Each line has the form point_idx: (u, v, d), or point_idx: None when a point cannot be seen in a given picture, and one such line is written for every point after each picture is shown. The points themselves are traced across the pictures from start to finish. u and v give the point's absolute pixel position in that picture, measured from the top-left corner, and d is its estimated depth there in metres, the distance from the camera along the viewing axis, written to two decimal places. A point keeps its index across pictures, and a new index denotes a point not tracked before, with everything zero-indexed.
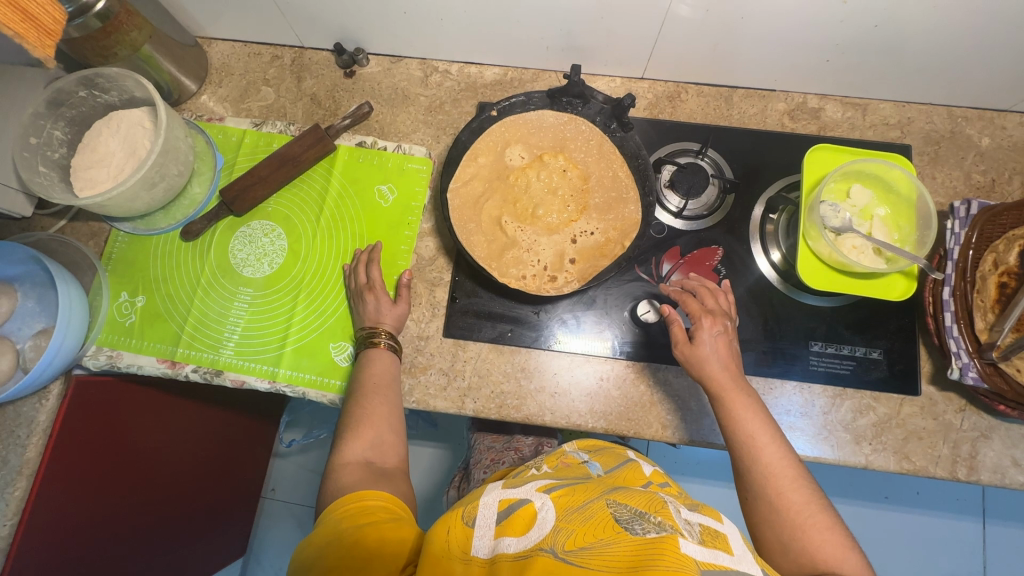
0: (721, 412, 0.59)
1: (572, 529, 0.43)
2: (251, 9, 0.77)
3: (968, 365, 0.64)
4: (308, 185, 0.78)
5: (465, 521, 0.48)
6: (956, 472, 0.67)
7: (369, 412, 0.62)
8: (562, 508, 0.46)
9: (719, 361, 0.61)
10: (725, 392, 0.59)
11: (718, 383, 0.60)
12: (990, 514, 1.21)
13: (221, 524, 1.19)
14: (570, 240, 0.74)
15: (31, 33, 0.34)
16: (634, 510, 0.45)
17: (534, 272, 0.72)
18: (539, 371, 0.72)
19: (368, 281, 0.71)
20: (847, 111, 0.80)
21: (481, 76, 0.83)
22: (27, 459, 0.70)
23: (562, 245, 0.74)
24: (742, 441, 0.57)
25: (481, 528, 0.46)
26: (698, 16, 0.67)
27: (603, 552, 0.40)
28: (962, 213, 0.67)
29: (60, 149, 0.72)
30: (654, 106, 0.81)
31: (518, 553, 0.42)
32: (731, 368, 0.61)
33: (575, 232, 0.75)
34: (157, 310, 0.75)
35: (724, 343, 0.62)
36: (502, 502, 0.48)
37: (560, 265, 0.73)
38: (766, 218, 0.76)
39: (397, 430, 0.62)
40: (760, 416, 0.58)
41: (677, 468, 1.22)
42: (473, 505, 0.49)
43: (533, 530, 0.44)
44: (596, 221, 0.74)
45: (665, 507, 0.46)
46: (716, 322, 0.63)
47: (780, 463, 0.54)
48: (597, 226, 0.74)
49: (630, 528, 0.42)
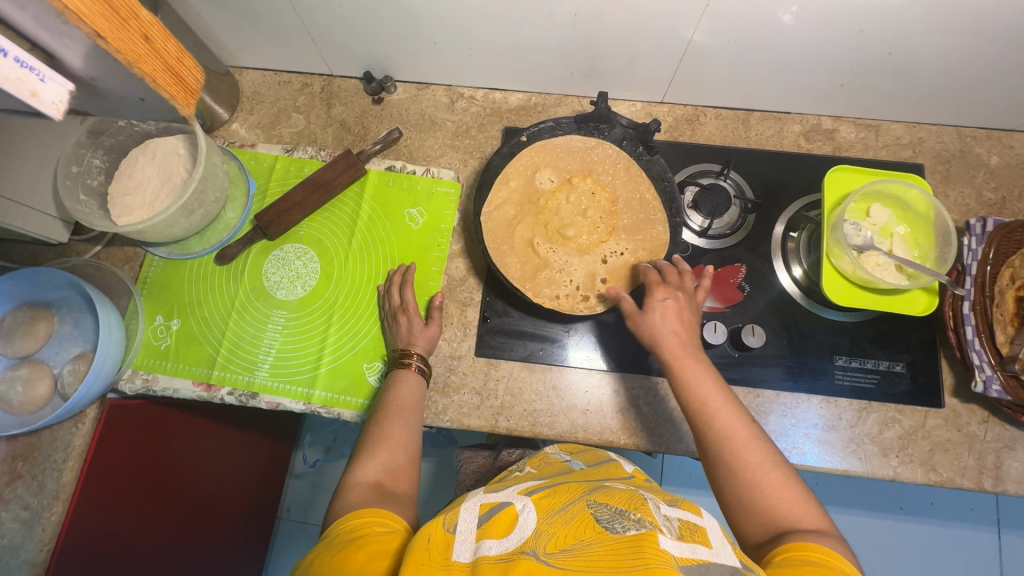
0: (679, 381, 0.59)
1: (554, 531, 0.44)
2: (284, 40, 0.79)
3: (992, 378, 0.65)
4: (339, 209, 0.80)
5: (447, 527, 0.46)
6: (983, 483, 0.68)
7: (387, 434, 0.62)
8: (543, 510, 0.48)
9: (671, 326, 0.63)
10: (678, 359, 0.61)
11: (670, 348, 0.62)
12: (1006, 523, 1.22)
13: (242, 546, 1.18)
14: (601, 261, 0.76)
15: (181, 94, 0.40)
16: (614, 510, 0.47)
17: (567, 293, 0.74)
18: (570, 389, 0.73)
19: (402, 302, 0.73)
20: (860, 132, 0.83)
21: (506, 101, 0.86)
22: (64, 484, 0.71)
23: (592, 267, 0.76)
24: (698, 404, 0.57)
25: (461, 533, 0.45)
26: (720, 44, 0.70)
27: (583, 552, 0.41)
28: (979, 231, 0.69)
29: (98, 177, 0.74)
30: (675, 128, 0.83)
31: (501, 555, 0.41)
32: (681, 335, 0.62)
33: (604, 254, 0.76)
34: (191, 333, 0.77)
35: (682, 310, 0.64)
36: (483, 507, 0.49)
37: (591, 284, 0.75)
38: (787, 236, 0.78)
39: (411, 457, 0.62)
40: (709, 378, 0.59)
41: (693, 480, 1.26)
42: (454, 512, 0.49)
43: (514, 533, 0.44)
44: (624, 243, 0.76)
45: (643, 504, 0.48)
46: (667, 293, 0.66)
47: (734, 424, 0.55)
48: (625, 248, 0.76)
49: (610, 528, 0.43)
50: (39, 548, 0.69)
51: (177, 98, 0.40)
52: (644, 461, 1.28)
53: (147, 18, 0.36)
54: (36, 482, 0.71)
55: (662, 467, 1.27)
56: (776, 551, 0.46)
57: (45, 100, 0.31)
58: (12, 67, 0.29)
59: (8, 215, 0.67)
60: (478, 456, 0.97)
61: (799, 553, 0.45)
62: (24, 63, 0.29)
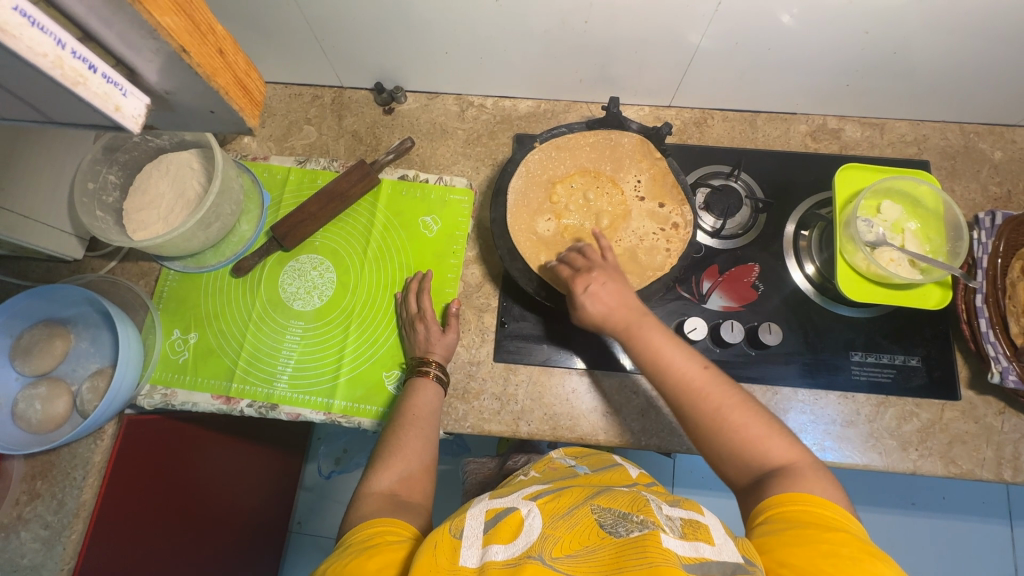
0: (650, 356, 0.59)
1: (560, 536, 0.44)
2: (296, 53, 0.80)
3: (1008, 368, 0.66)
4: (354, 219, 0.81)
5: (453, 533, 0.46)
6: (1002, 473, 0.69)
7: (402, 445, 0.62)
8: (548, 515, 0.47)
9: (619, 307, 0.62)
10: (638, 327, 0.61)
11: (625, 327, 0.62)
12: (1017, 516, 1.22)
13: (256, 561, 1.17)
14: (635, 197, 0.76)
15: (249, 106, 0.39)
16: (617, 514, 0.47)
17: (652, 236, 0.74)
18: (589, 392, 0.73)
19: (419, 310, 0.73)
20: (866, 131, 0.84)
21: (516, 109, 0.87)
22: (84, 501, 0.70)
23: (647, 208, 0.75)
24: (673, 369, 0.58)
25: (468, 538, 0.45)
26: (727, 48, 0.71)
27: (588, 559, 0.41)
28: (988, 224, 0.71)
29: (113, 193, 0.74)
30: (683, 131, 0.85)
31: (507, 561, 0.40)
32: (624, 313, 0.62)
33: (631, 193, 0.76)
34: (209, 346, 0.77)
35: (606, 286, 0.63)
36: (489, 512, 0.49)
37: (660, 217, 0.75)
38: (798, 235, 0.79)
39: (427, 467, 0.62)
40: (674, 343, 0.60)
41: (705, 482, 1.26)
42: (461, 519, 0.48)
43: (520, 538, 0.43)
44: (635, 175, 0.76)
45: (646, 506, 0.48)
46: (585, 280, 0.64)
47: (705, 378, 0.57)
48: (644, 177, 0.76)
49: (614, 532, 0.43)
50: (62, 567, 0.68)
51: (246, 111, 0.40)
52: (655, 463, 1.28)
53: (222, 33, 0.36)
54: (56, 500, 0.71)
55: (674, 469, 1.27)
56: (772, 501, 0.48)
57: (126, 114, 0.32)
58: (100, 83, 0.30)
59: (25, 232, 0.67)
60: (485, 465, 0.96)
61: (792, 504, 0.47)
62: (110, 79, 0.31)
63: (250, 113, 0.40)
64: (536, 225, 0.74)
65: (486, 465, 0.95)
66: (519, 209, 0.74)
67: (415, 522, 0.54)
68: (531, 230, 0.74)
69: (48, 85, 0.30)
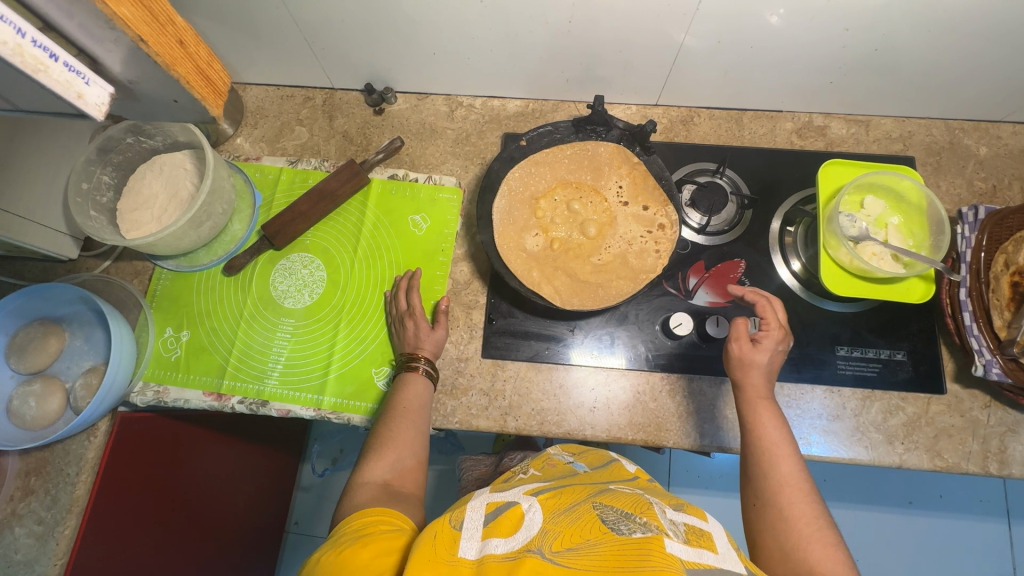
0: (751, 416, 0.61)
1: (560, 531, 0.45)
2: (287, 55, 0.81)
3: (991, 361, 0.66)
4: (344, 218, 0.82)
5: (453, 524, 0.47)
6: (988, 467, 0.69)
7: (395, 436, 0.62)
8: (549, 510, 0.48)
9: (765, 374, 0.63)
10: (765, 408, 0.61)
11: (762, 395, 0.62)
12: (1014, 514, 1.22)
13: (251, 560, 1.17)
14: (619, 202, 0.78)
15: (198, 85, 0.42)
16: (620, 512, 0.47)
17: (640, 239, 0.76)
18: (575, 388, 0.74)
19: (409, 307, 0.74)
20: (851, 128, 0.85)
21: (504, 109, 0.88)
22: (78, 496, 0.71)
23: (632, 212, 0.78)
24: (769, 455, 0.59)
25: (468, 530, 0.46)
26: (711, 46, 0.72)
27: (589, 552, 0.42)
28: (971, 218, 0.71)
29: (107, 193, 0.74)
30: (670, 129, 0.86)
31: (506, 554, 0.42)
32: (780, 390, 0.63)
33: (614, 199, 0.78)
34: (200, 343, 0.78)
35: (775, 355, 0.64)
36: (489, 505, 0.50)
37: (645, 219, 0.77)
38: (784, 231, 0.80)
39: (418, 459, 0.62)
40: (784, 429, 0.60)
41: (700, 481, 1.26)
42: (461, 511, 0.50)
43: (520, 532, 0.45)
44: (617, 181, 0.79)
45: (650, 508, 0.48)
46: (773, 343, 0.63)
47: (796, 476, 0.56)
48: (625, 182, 0.79)
49: (616, 529, 0.44)
50: (54, 562, 0.69)
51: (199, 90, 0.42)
52: (652, 462, 1.28)
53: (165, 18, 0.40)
54: (50, 496, 0.71)
55: (669, 468, 1.27)
56: None
57: (89, 101, 0.33)
58: (62, 71, 0.31)
59: (22, 233, 0.69)
60: (481, 463, 0.96)
61: None
62: (72, 67, 0.32)
63: (211, 99, 0.45)
64: (525, 242, 0.76)
65: (482, 465, 0.95)
66: (506, 227, 0.75)
67: (407, 514, 0.55)
68: (520, 247, 0.75)
69: (14, 74, 0.31)
